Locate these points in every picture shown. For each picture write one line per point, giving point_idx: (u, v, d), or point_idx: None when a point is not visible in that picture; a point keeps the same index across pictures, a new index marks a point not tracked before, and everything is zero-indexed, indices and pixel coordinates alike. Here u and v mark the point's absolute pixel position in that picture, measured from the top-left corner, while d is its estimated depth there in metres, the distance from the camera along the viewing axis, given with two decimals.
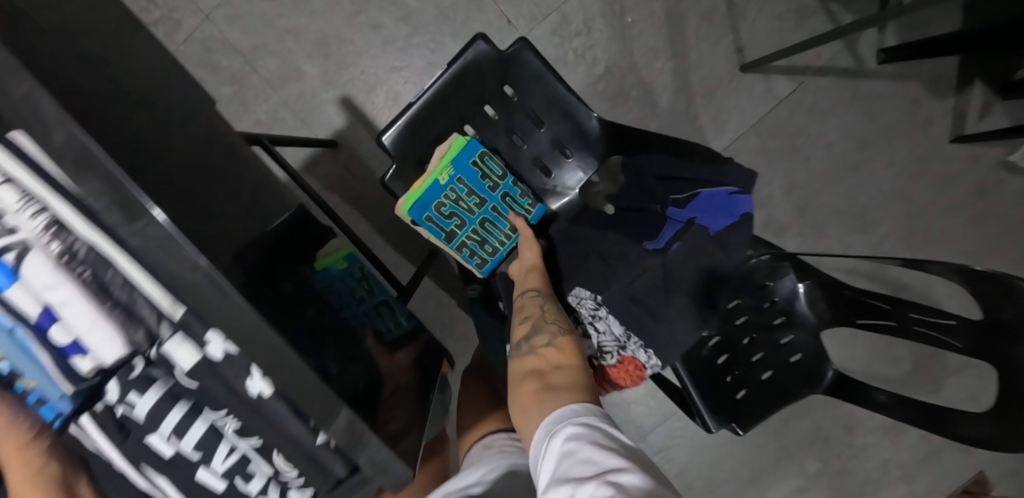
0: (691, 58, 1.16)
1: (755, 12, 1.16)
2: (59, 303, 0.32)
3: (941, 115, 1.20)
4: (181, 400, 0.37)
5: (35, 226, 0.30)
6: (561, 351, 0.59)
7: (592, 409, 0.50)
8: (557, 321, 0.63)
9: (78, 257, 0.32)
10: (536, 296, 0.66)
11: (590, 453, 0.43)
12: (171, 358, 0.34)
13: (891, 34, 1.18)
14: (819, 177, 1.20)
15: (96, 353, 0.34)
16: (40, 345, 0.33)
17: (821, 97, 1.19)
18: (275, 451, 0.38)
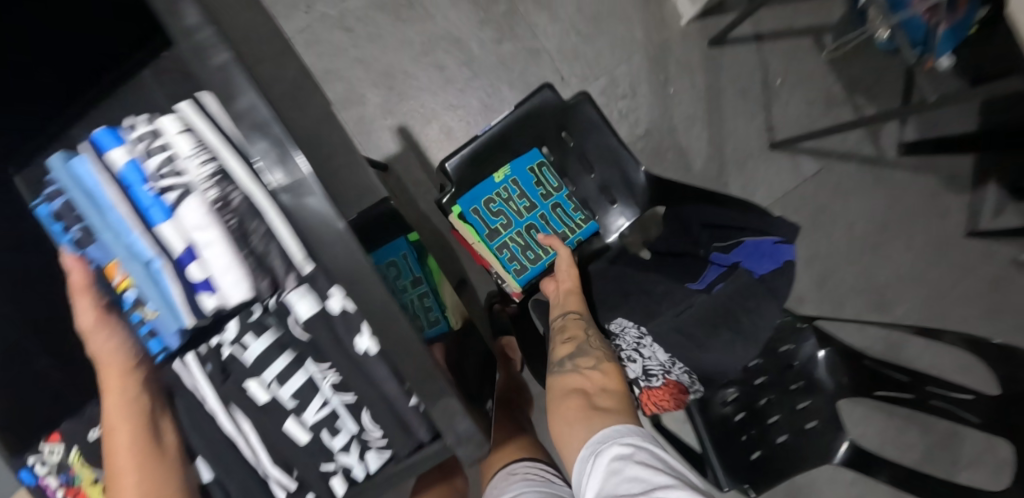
0: (726, 129, 1.25)
1: (787, 95, 1.26)
2: (204, 243, 0.35)
3: (956, 209, 1.27)
4: (287, 349, 0.37)
5: (202, 173, 0.35)
6: (605, 374, 0.63)
7: (637, 429, 0.53)
8: (599, 346, 0.66)
9: (230, 206, 0.35)
10: (578, 320, 0.69)
11: (635, 465, 0.46)
12: (291, 307, 0.36)
13: (911, 129, 1.26)
14: (840, 254, 1.25)
15: (223, 293, 0.36)
16: (174, 278, 0.36)
17: (844, 180, 1.26)
18: (365, 408, 0.38)
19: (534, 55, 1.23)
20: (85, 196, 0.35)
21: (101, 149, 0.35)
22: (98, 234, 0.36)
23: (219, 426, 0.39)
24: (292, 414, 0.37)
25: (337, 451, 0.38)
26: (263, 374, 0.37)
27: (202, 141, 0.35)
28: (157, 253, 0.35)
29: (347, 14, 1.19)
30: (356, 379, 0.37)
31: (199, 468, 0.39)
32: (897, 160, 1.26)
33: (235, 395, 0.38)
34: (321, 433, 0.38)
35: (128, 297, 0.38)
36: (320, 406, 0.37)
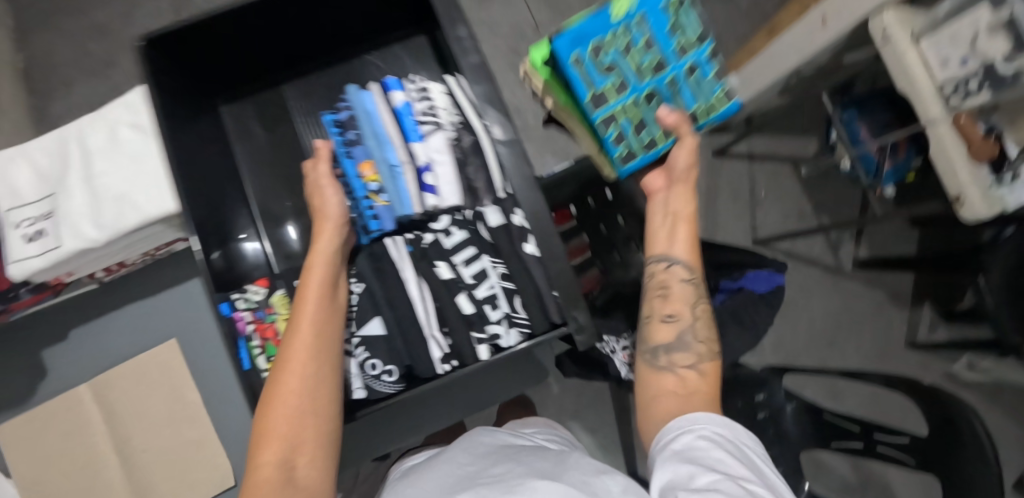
0: (719, 223, 1.53)
1: (769, 205, 1.55)
2: (440, 161, 0.57)
3: (899, 321, 1.52)
4: (473, 245, 0.56)
5: (451, 124, 0.59)
6: (705, 374, 0.51)
7: (731, 425, 0.45)
8: (702, 340, 0.54)
9: (461, 146, 0.58)
10: (688, 288, 0.55)
11: (723, 456, 0.41)
12: (487, 216, 0.55)
13: (865, 247, 1.53)
14: (801, 343, 1.49)
15: (441, 195, 0.56)
16: (412, 179, 0.55)
17: (809, 281, 1.52)
18: (517, 296, 0.56)
19: None
20: (367, 115, 0.56)
21: (388, 91, 0.58)
22: (366, 139, 0.55)
23: (405, 290, 0.55)
24: (467, 289, 0.55)
25: (495, 320, 0.55)
26: (454, 258, 0.56)
27: (457, 107, 0.60)
28: (407, 159, 0.55)
29: None
30: (519, 274, 0.55)
31: (373, 323, 0.54)
32: (853, 272, 1.53)
33: (428, 270, 0.55)
34: (484, 306, 0.55)
35: (369, 187, 0.55)
36: (488, 287, 0.56)
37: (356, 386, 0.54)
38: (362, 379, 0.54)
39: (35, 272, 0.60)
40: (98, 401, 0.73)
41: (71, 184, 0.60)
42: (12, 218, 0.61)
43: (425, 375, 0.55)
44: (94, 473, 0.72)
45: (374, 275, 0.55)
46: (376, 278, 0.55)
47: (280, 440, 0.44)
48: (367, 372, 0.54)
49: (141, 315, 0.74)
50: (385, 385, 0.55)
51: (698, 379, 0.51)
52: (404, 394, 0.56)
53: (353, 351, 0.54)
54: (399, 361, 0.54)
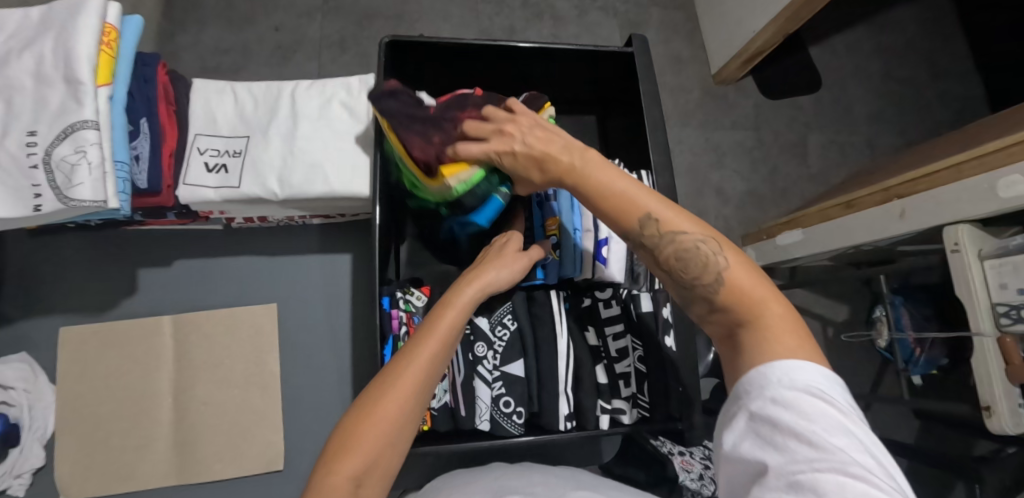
0: None
1: None
2: (615, 238, 0.63)
3: None
4: (618, 323, 0.63)
5: None
6: (732, 308, 0.37)
7: (816, 372, 0.33)
8: (695, 282, 0.39)
9: None
10: (637, 232, 0.41)
11: (799, 449, 0.30)
12: (640, 301, 0.62)
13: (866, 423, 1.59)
14: None
15: (611, 269, 0.63)
16: (591, 247, 0.62)
17: None
18: (645, 382, 0.61)
19: None
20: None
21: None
22: (562, 197, 0.62)
23: (556, 343, 0.60)
24: (603, 362, 0.62)
25: (624, 396, 0.61)
26: (600, 328, 0.63)
27: None
28: (591, 228, 0.62)
29: None
30: (655, 361, 0.60)
31: (515, 364, 0.59)
32: None
33: (578, 332, 0.62)
34: (617, 381, 0.62)
35: (548, 239, 0.62)
36: (625, 363, 0.62)
37: (484, 418, 0.58)
38: (492, 413, 0.58)
39: (202, 201, 0.61)
40: (175, 336, 0.71)
41: (269, 135, 0.63)
42: (200, 144, 0.63)
43: (548, 427, 0.60)
44: (144, 408, 0.69)
45: (528, 317, 0.61)
46: (529, 321, 0.60)
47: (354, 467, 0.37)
48: (499, 408, 0.58)
49: (252, 270, 0.76)
50: (512, 426, 0.58)
51: (737, 324, 0.37)
52: (522, 438, 0.59)
53: (492, 384, 0.59)
54: (528, 405, 0.60)
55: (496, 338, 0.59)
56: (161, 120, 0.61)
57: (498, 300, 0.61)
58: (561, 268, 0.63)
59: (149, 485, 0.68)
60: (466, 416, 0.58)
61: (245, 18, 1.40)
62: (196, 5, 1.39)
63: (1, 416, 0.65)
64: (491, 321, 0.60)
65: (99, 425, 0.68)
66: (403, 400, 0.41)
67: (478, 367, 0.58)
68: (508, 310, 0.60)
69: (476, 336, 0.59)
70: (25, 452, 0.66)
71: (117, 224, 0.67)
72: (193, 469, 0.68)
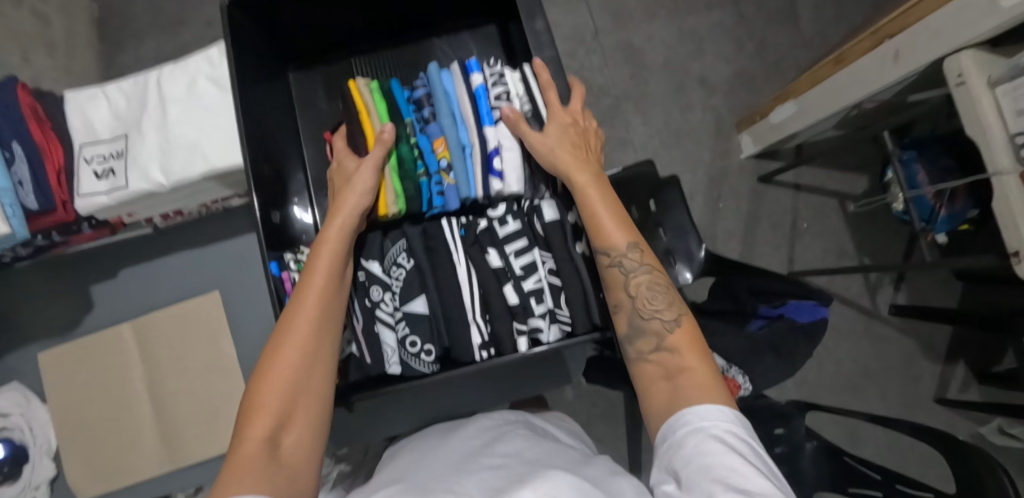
0: (757, 249, 1.49)
1: (809, 239, 1.50)
2: (505, 148, 0.61)
3: (929, 376, 1.50)
4: (523, 238, 0.58)
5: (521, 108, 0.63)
6: (676, 351, 0.51)
7: (741, 419, 0.46)
8: (657, 314, 0.53)
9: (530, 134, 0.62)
10: (616, 271, 0.54)
11: (736, 463, 0.41)
12: (542, 210, 0.58)
13: (903, 295, 1.51)
14: (824, 384, 1.49)
15: (508, 183, 0.61)
16: (481, 162, 0.60)
17: (841, 321, 1.51)
18: (563, 293, 0.58)
19: (622, 143, 1.48)
20: (444, 94, 0.63)
21: (467, 73, 0.63)
22: (441, 118, 0.62)
23: (456, 273, 0.57)
24: (513, 281, 0.57)
25: (540, 313, 0.56)
26: (503, 248, 0.57)
27: (524, 94, 0.63)
28: (477, 141, 0.60)
29: None
30: (567, 270, 0.57)
31: (417, 302, 0.57)
32: (886, 317, 1.51)
33: (479, 257, 0.57)
34: (531, 298, 0.56)
35: (440, 164, 0.61)
36: (534, 280, 0.57)
37: (392, 361, 0.56)
38: (401, 355, 0.56)
39: (99, 208, 0.62)
40: (135, 341, 0.75)
41: (144, 128, 0.62)
42: (85, 154, 0.63)
43: (462, 358, 0.57)
44: (127, 411, 0.74)
45: (423, 251, 0.58)
46: (425, 254, 0.57)
47: (270, 419, 0.46)
48: (406, 349, 0.56)
49: (189, 264, 0.76)
50: (422, 364, 0.56)
51: (675, 372, 0.50)
52: (437, 375, 0.57)
53: (396, 326, 0.57)
54: (438, 342, 0.56)
55: (393, 279, 0.58)
56: (36, 139, 0.61)
57: (389, 241, 0.59)
58: (461, 188, 0.60)
59: (147, 476, 0.73)
60: (370, 361, 0.55)
61: (177, 20, 1.37)
62: (127, 18, 1.36)
63: (4, 441, 0.71)
64: (385, 264, 0.58)
65: (90, 433, 0.74)
66: (291, 359, 0.49)
67: (377, 311, 0.57)
68: (404, 248, 0.58)
69: (371, 281, 0.57)
70: (36, 466, 0.73)
71: (45, 249, 0.69)
72: (180, 455, 0.73)
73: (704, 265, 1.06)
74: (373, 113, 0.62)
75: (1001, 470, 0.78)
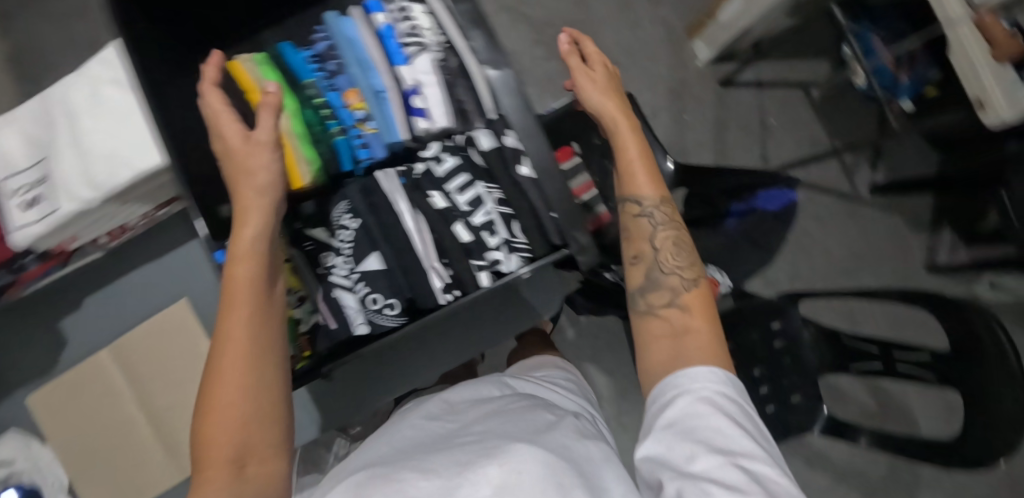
0: (730, 155, 1.47)
1: (781, 134, 1.48)
2: (425, 84, 0.59)
3: (917, 247, 1.52)
4: (464, 172, 0.56)
5: (437, 40, 0.60)
6: (687, 309, 0.60)
7: (731, 382, 0.54)
8: (677, 271, 0.63)
9: (449, 66, 0.60)
10: (642, 222, 0.64)
11: (719, 423, 0.49)
12: (477, 140, 0.57)
13: (881, 173, 1.51)
14: (818, 274, 1.50)
15: (432, 118, 0.59)
16: (399, 106, 0.58)
17: (824, 210, 1.51)
18: (515, 220, 0.56)
19: None
20: (349, 41, 0.59)
21: (369, 14, 0.61)
22: (349, 67, 0.58)
23: (401, 223, 0.55)
24: (461, 217, 0.56)
25: (494, 244, 0.55)
26: (445, 186, 0.56)
27: (436, 23, 0.60)
28: (391, 83, 0.58)
29: None
30: (513, 194, 0.56)
31: (370, 259, 0.55)
32: (867, 198, 1.51)
33: (422, 201, 0.56)
34: (483, 232, 0.56)
35: (355, 116, 0.58)
36: (482, 212, 0.56)
37: (358, 323, 0.55)
38: (365, 314, 0.55)
39: (37, 237, 0.59)
40: (117, 364, 0.74)
41: (62, 145, 0.60)
42: (9, 185, 0.61)
43: (427, 307, 0.55)
44: (127, 432, 0.74)
45: (368, 209, 0.55)
46: (370, 214, 0.55)
47: (228, 452, 0.46)
48: (369, 307, 0.55)
49: (155, 277, 0.75)
50: (387, 319, 0.55)
51: (682, 329, 0.59)
52: (408, 327, 0.56)
53: (354, 287, 0.55)
54: (399, 294, 0.55)
55: (341, 242, 0.56)
56: None
57: (331, 204, 0.56)
58: (383, 136, 0.57)
59: (162, 490, 0.74)
60: (336, 327, 0.54)
61: (92, 39, 1.31)
62: (36, 46, 1.29)
63: (14, 486, 0.72)
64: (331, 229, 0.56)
65: (94, 462, 0.74)
66: (235, 385, 0.47)
67: (333, 277, 0.55)
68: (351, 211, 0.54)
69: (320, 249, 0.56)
70: None
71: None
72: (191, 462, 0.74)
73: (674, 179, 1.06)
74: (263, 85, 0.57)
75: (991, 318, 0.81)
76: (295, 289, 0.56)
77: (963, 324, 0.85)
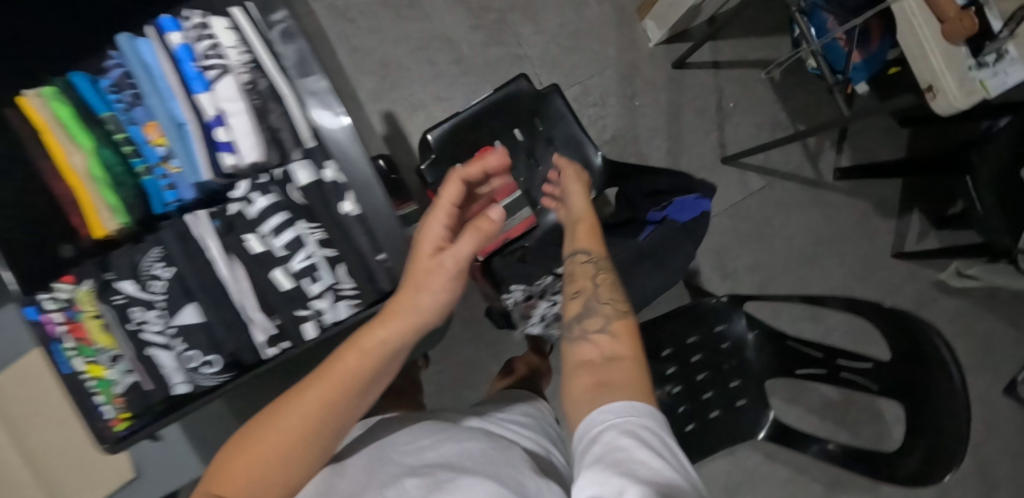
0: (685, 141, 1.39)
1: (739, 118, 1.40)
2: (231, 113, 0.55)
3: (884, 232, 1.47)
4: (284, 212, 0.55)
5: (242, 59, 0.55)
6: (616, 336, 0.56)
7: (658, 418, 0.45)
8: (611, 303, 0.60)
9: (257, 90, 0.56)
10: (585, 264, 0.65)
11: (646, 457, 0.40)
12: (293, 176, 0.55)
13: (846, 156, 1.44)
14: (779, 263, 1.44)
15: (240, 153, 0.55)
16: (202, 139, 0.55)
17: (786, 196, 1.44)
18: (341, 265, 0.56)
19: (517, 61, 1.35)
20: (144, 68, 0.55)
21: (163, 32, 0.55)
22: (146, 98, 0.55)
23: (216, 273, 0.54)
24: (280, 264, 0.55)
25: (315, 294, 0.55)
26: (260, 230, 0.54)
27: (244, 39, 0.56)
28: (192, 115, 0.55)
29: (350, 6, 1.30)
30: (337, 237, 0.56)
31: (188, 311, 0.53)
32: (832, 183, 1.45)
33: (238, 247, 0.54)
34: (303, 281, 0.55)
35: (158, 153, 0.57)
36: (303, 259, 0.55)
37: (176, 381, 0.53)
38: (184, 373, 0.53)
39: None
40: None
41: None
42: None
43: (253, 363, 0.55)
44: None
45: (185, 257, 0.53)
46: (186, 261, 0.53)
47: (256, 479, 0.43)
48: (186, 365, 0.53)
49: None
50: (207, 378, 0.54)
51: (614, 355, 0.53)
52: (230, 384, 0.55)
53: (171, 342, 0.53)
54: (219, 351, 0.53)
55: (154, 295, 0.52)
56: None
57: (141, 251, 0.53)
58: (191, 174, 0.57)
59: None
60: (153, 387, 0.52)
61: None
62: None
63: None
64: (140, 279, 0.52)
65: None
66: (301, 416, 0.44)
67: (145, 334, 0.52)
68: (162, 258, 0.52)
69: (129, 304, 0.52)
70: None
71: None
72: None
73: (604, 179, 0.99)
74: (56, 126, 0.53)
75: (936, 333, 0.75)
76: (106, 345, 0.52)
77: (908, 332, 0.79)
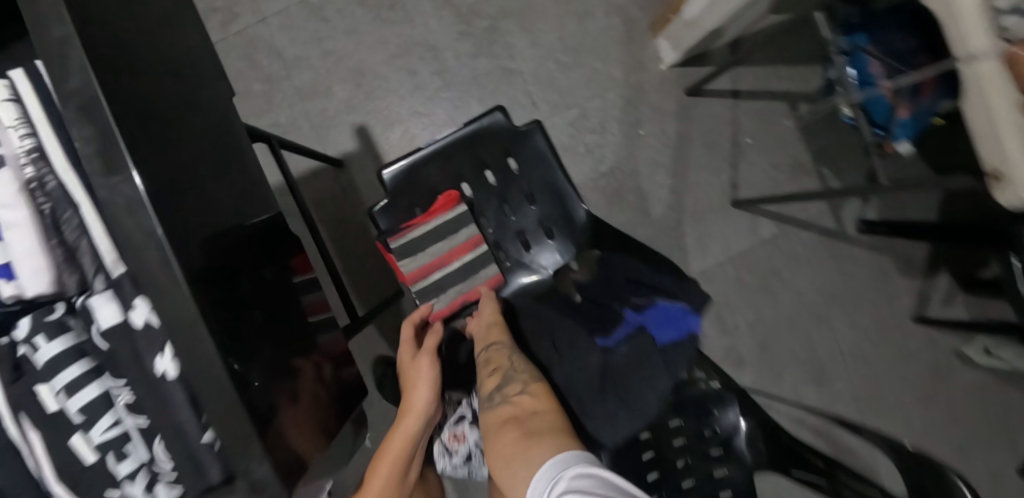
0: (690, 179, 1.24)
1: (755, 156, 1.24)
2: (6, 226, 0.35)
3: (905, 293, 1.30)
4: (85, 358, 0.38)
5: (20, 146, 0.36)
6: (535, 393, 0.67)
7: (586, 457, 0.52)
8: (522, 369, 0.70)
9: (45, 188, 0.37)
10: (501, 349, 0.73)
11: None
12: (93, 312, 0.37)
13: (872, 207, 1.28)
14: (785, 321, 1.29)
15: (21, 282, 0.36)
16: None
17: (799, 247, 1.29)
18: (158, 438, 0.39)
19: (509, 75, 1.19)
20: None
21: None
22: None
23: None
24: (78, 430, 0.37)
25: (122, 476, 0.38)
26: (53, 381, 0.37)
27: (25, 114, 0.36)
28: None
29: (326, 5, 1.17)
30: (150, 402, 0.37)
31: None
32: (854, 236, 1.29)
33: (25, 402, 0.36)
34: (107, 454, 0.38)
35: None
36: (110, 427, 0.38)
37: None
38: None
39: None
40: None
41: None
42: None
43: None
44: None
45: None
46: None
47: None
48: None
49: None
50: None
51: (534, 411, 0.64)
52: None
53: None
54: None
55: None
56: None
57: None
58: None
59: None
60: None
61: None
62: None
63: None
64: None
65: None
66: None
67: None
68: None
69: None
70: None
71: None
72: None
73: (587, 238, 0.85)
74: None
75: (970, 494, 0.55)
76: None
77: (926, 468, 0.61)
